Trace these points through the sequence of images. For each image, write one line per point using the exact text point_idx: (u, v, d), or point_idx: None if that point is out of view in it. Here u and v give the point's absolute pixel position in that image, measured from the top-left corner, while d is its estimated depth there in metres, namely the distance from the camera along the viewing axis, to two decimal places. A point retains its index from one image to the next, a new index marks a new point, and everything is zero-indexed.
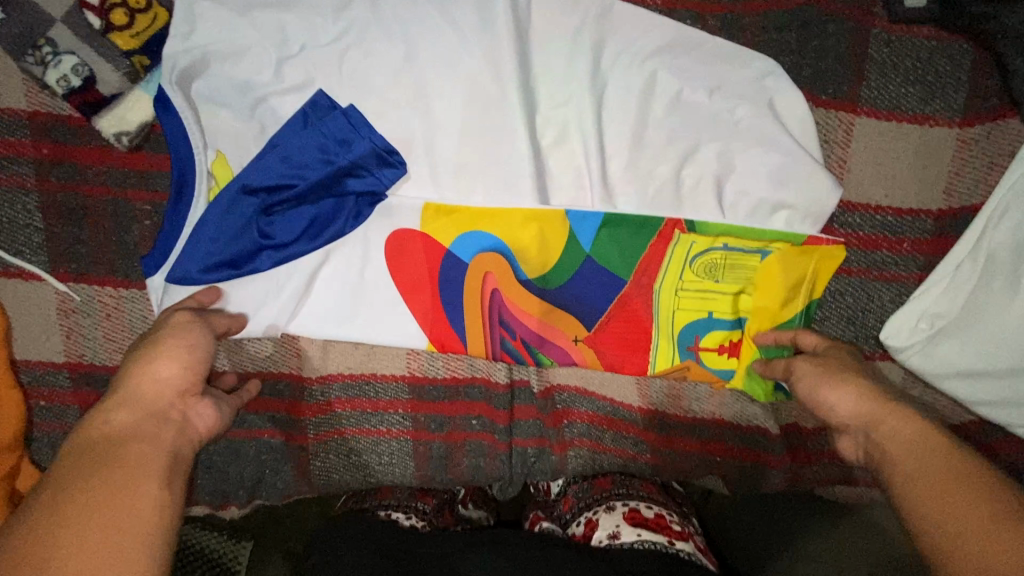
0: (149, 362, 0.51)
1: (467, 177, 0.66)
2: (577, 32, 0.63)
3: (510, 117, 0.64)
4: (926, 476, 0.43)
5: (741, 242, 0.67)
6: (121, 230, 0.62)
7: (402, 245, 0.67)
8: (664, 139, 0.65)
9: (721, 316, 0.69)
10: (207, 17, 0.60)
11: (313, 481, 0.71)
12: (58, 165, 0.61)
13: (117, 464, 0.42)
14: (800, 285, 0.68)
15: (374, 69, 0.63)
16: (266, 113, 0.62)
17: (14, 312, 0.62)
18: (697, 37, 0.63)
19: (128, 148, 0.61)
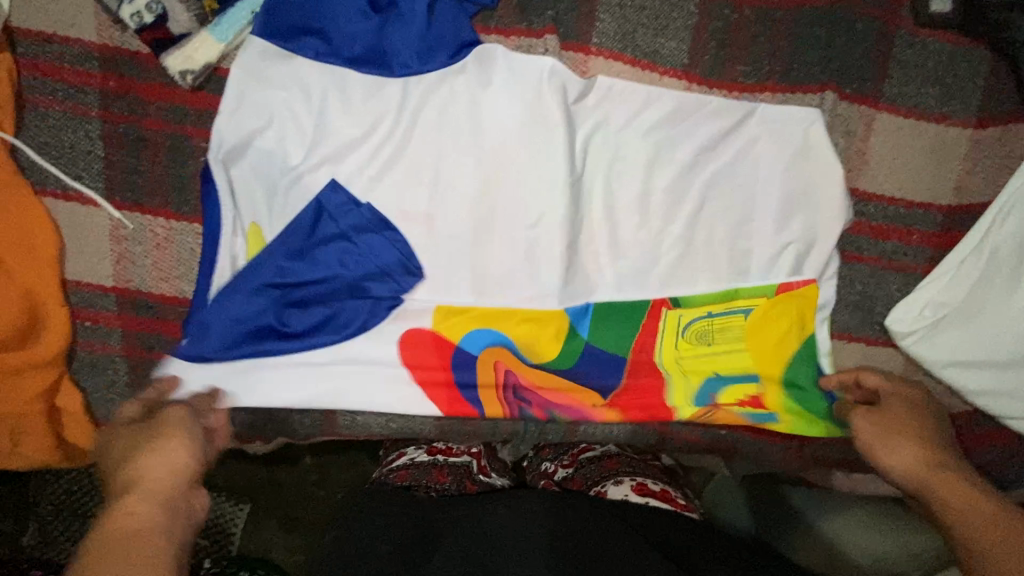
0: (145, 465, 0.51)
1: (505, 151, 0.69)
2: (587, 113, 0.69)
3: (547, 102, 0.67)
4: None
5: (721, 307, 0.74)
6: (176, 165, 0.65)
7: (420, 338, 0.72)
8: (671, 199, 0.72)
9: (726, 373, 0.75)
10: (249, 99, 0.64)
11: (339, 422, 0.74)
12: (124, 97, 0.64)
13: (131, 564, 0.42)
14: (790, 332, 0.74)
15: (409, 128, 0.68)
16: (304, 191, 0.67)
17: (68, 235, 0.65)
18: (701, 97, 0.69)
19: (190, 88, 0.64)
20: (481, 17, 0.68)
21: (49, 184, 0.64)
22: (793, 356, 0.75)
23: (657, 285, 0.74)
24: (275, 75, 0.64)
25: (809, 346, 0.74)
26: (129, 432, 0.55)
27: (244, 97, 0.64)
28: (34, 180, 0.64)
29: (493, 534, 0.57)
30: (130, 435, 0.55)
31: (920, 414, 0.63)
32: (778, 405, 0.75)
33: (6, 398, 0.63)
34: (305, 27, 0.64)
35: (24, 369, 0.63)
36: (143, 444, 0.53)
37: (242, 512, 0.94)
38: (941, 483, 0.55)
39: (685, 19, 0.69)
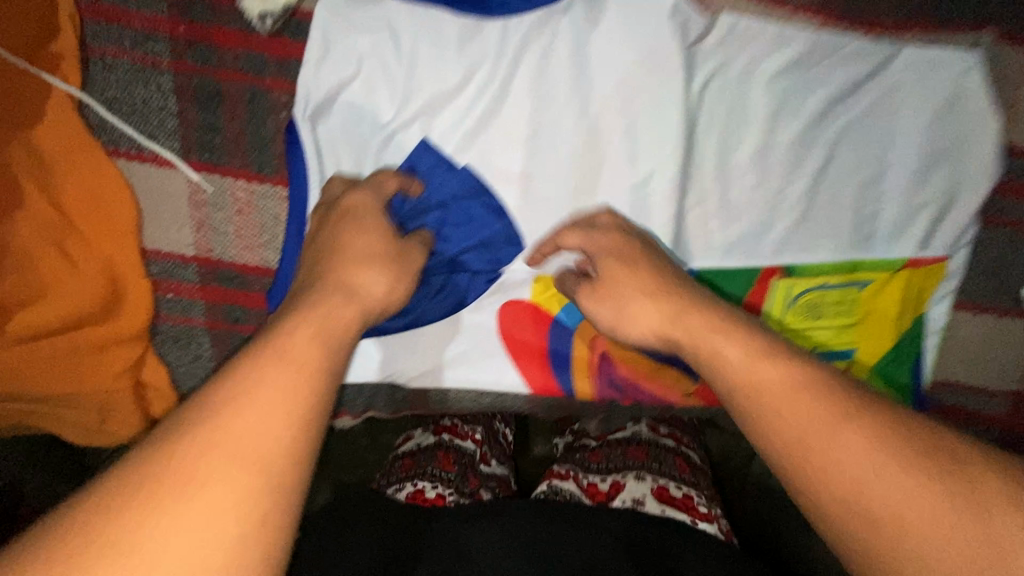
0: (362, 273, 0.50)
1: (614, 103, 0.61)
2: (706, 56, 0.61)
3: (664, 44, 0.59)
4: (807, 409, 0.42)
5: (838, 279, 0.68)
6: (256, 122, 0.59)
7: (513, 316, 0.68)
8: (796, 155, 0.64)
9: (824, 348, 0.70)
10: (334, 46, 0.57)
11: (430, 397, 0.71)
12: (195, 45, 0.57)
13: (281, 382, 0.38)
14: (903, 308, 0.69)
15: (507, 78, 0.60)
16: (397, 150, 0.61)
17: (145, 200, 0.60)
18: (841, 38, 0.60)
19: (269, 33, 0.56)
20: None
21: (120, 144, 0.58)
22: (900, 333, 0.70)
23: (770, 252, 0.67)
24: (361, 15, 0.57)
25: (917, 323, 0.70)
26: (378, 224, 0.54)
27: (331, 43, 0.57)
28: (105, 140, 0.58)
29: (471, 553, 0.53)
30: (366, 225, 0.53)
31: (630, 271, 0.56)
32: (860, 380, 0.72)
33: (92, 376, 0.60)
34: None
35: (108, 344, 0.60)
36: (383, 254, 0.52)
37: None
38: (691, 326, 0.51)
39: None
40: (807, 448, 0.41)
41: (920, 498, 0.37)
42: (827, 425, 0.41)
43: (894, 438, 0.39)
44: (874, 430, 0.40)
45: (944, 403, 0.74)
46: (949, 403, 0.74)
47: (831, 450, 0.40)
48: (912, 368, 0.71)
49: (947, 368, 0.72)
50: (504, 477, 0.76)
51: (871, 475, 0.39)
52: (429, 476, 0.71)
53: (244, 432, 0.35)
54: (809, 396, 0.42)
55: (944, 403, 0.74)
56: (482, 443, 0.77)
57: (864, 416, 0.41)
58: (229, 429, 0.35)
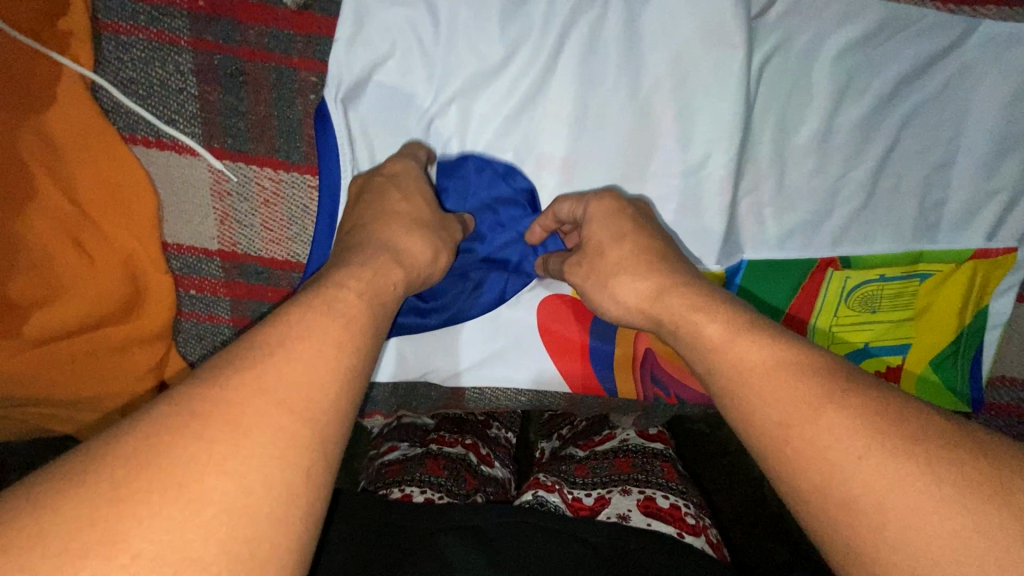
0: (400, 236, 0.48)
1: (668, 83, 0.57)
2: (768, 31, 0.57)
3: (726, 18, 0.55)
4: (783, 388, 0.36)
5: (898, 271, 0.64)
6: (283, 105, 0.55)
7: (552, 313, 0.64)
8: (860, 140, 0.60)
9: (877, 344, 0.67)
10: (369, 22, 0.52)
11: (466, 396, 0.70)
12: (216, 20, 0.52)
13: (330, 328, 0.36)
14: (965, 303, 0.65)
15: (553, 56, 0.56)
16: (437, 137, 0.57)
17: (165, 191, 0.56)
18: (916, 12, 0.56)
19: (296, 7, 0.52)
20: None
21: (138, 130, 0.54)
22: (960, 330, 0.66)
23: (828, 243, 0.64)
24: None
25: (980, 320, 0.66)
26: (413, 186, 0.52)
27: (364, 18, 0.52)
28: (121, 126, 0.54)
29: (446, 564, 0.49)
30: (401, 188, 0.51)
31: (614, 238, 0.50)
32: (911, 380, 0.69)
33: (113, 378, 0.58)
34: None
35: (131, 343, 0.58)
36: (422, 219, 0.50)
37: None
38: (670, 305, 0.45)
39: None
40: (786, 433, 0.35)
41: (901, 490, 0.31)
42: (803, 405, 0.35)
43: (882, 418, 0.33)
44: (857, 408, 0.34)
45: (1001, 400, 0.70)
46: (1006, 400, 0.70)
47: (806, 430, 0.34)
48: (968, 368, 0.68)
49: (1005, 365, 0.69)
50: (502, 480, 0.73)
51: (852, 460, 0.32)
52: (413, 479, 0.66)
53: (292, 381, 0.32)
54: (792, 376, 0.36)
55: (1001, 401, 0.70)
56: (474, 448, 0.73)
57: (844, 396, 0.34)
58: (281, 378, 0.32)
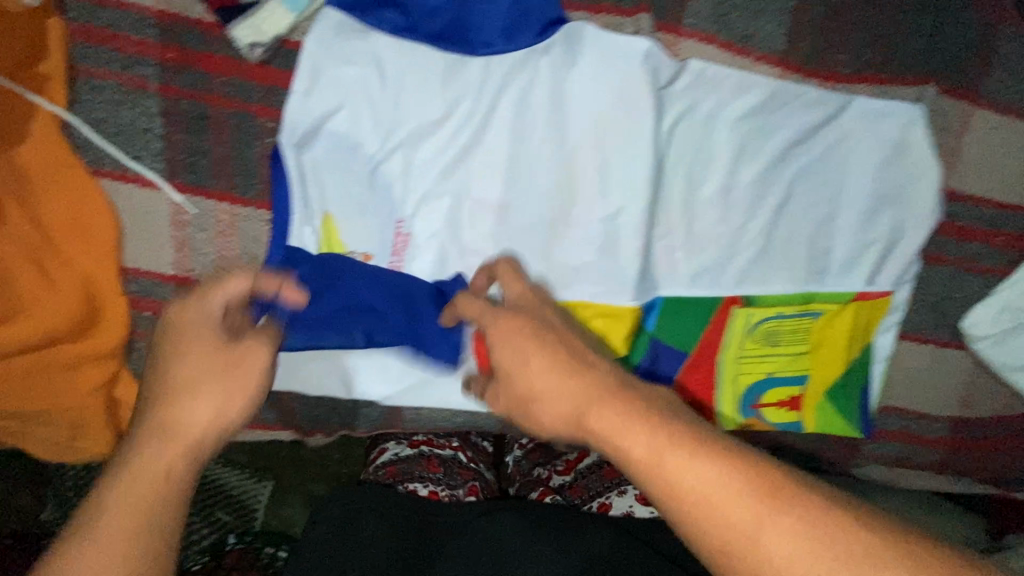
0: (191, 407, 0.48)
1: (589, 142, 0.66)
2: (674, 99, 0.66)
3: (637, 90, 0.64)
4: (734, 498, 0.37)
5: (792, 310, 0.73)
6: (242, 145, 0.61)
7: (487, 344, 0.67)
8: (755, 195, 0.69)
9: (779, 375, 0.75)
10: (323, 78, 0.60)
11: (405, 417, 0.73)
12: (185, 70, 0.59)
13: (128, 501, 0.44)
14: (852, 339, 0.74)
15: (487, 113, 0.64)
16: (382, 180, 0.64)
17: (127, 220, 0.60)
18: (797, 90, 0.66)
19: (257, 61, 0.59)
20: None
21: (103, 164, 0.59)
22: (850, 362, 0.75)
23: (733, 282, 0.72)
24: (351, 49, 0.59)
25: (866, 354, 0.75)
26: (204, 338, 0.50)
27: (318, 74, 0.59)
28: (87, 160, 0.59)
29: (502, 548, 0.57)
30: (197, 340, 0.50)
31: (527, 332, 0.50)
32: (810, 410, 0.77)
33: (68, 393, 0.61)
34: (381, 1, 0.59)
35: (85, 360, 0.61)
36: (214, 375, 0.49)
37: (264, 488, 0.85)
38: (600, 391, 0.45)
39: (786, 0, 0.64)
40: (744, 551, 0.36)
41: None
42: (761, 517, 0.36)
43: (828, 521, 0.36)
44: (815, 514, 0.36)
45: (889, 427, 0.79)
46: (894, 427, 0.79)
47: (760, 539, 0.36)
48: (860, 397, 0.76)
49: (891, 396, 0.77)
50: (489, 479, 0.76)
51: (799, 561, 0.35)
52: (418, 479, 0.71)
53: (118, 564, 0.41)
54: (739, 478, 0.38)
55: (890, 427, 0.79)
56: (463, 449, 0.76)
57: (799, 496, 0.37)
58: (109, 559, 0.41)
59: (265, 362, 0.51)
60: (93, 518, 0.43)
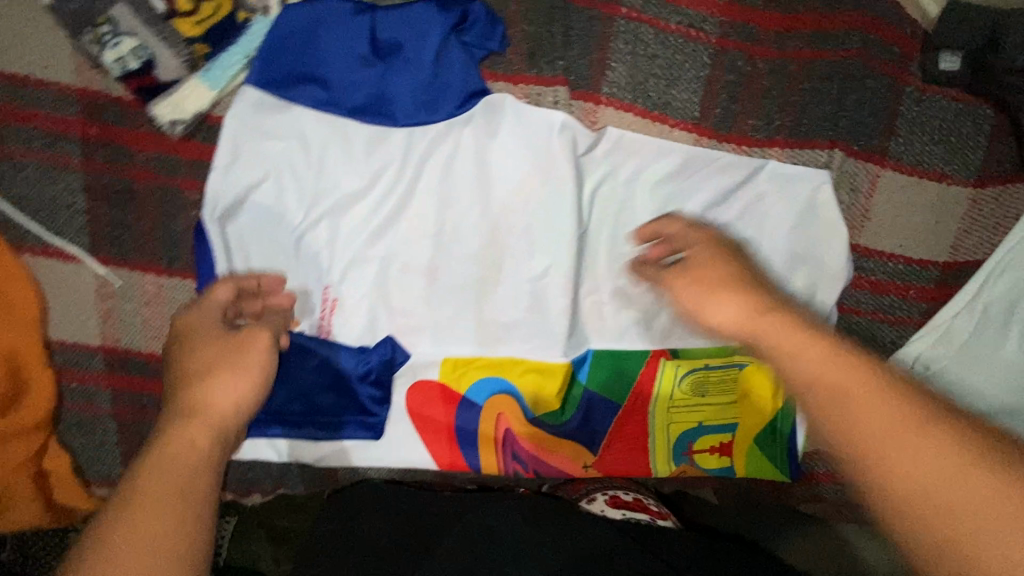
0: (207, 389, 0.47)
1: (512, 207, 0.69)
2: (594, 164, 0.69)
3: (557, 157, 0.68)
4: (879, 416, 0.36)
5: (717, 361, 0.76)
6: (167, 218, 0.62)
7: (420, 398, 0.71)
8: (676, 254, 0.72)
9: (709, 423, 0.77)
10: (246, 152, 0.61)
11: (341, 476, 0.73)
12: (107, 146, 0.60)
13: (150, 501, 0.39)
14: (775, 388, 0.77)
15: (411, 181, 0.66)
16: (306, 250, 0.65)
17: (53, 293, 0.62)
18: (713, 153, 0.69)
19: (180, 136, 0.60)
20: (490, 64, 0.68)
21: (28, 240, 0.60)
22: (776, 411, 0.77)
23: (659, 335, 0.75)
24: (275, 125, 0.62)
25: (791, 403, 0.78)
26: (211, 337, 0.51)
27: (240, 150, 0.61)
28: (14, 236, 0.60)
29: (495, 530, 0.54)
30: (209, 337, 0.51)
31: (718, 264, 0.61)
32: (742, 456, 0.78)
33: None
34: (303, 78, 0.62)
35: (8, 435, 0.61)
36: (227, 362, 0.49)
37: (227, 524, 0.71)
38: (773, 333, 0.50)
39: (698, 71, 0.69)
40: (879, 458, 0.35)
41: None
42: (892, 434, 0.35)
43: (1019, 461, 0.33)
44: (952, 438, 0.34)
45: (818, 470, 0.81)
46: (822, 470, 0.81)
47: (888, 457, 0.35)
48: (789, 443, 0.78)
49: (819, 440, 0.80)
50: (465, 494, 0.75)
51: (940, 488, 0.33)
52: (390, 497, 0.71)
53: (154, 543, 0.38)
54: (881, 395, 0.37)
55: (818, 470, 0.81)
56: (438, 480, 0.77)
57: (942, 426, 0.35)
58: (141, 540, 0.38)
59: (268, 344, 0.52)
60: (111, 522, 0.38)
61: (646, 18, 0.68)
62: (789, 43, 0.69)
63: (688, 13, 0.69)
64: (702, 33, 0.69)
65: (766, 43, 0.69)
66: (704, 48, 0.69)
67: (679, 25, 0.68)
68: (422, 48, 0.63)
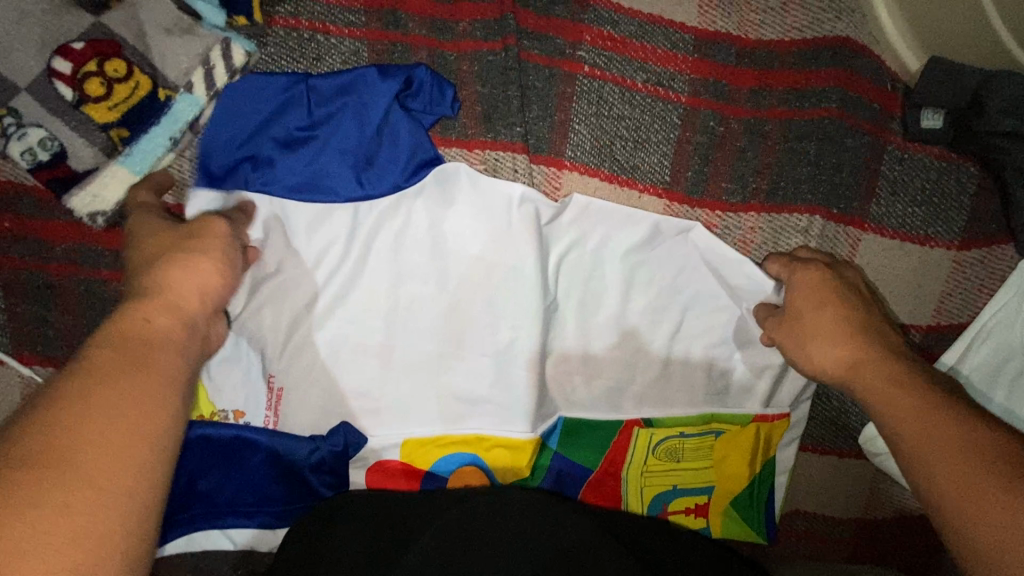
0: (168, 271, 0.47)
1: (470, 281, 0.64)
2: (560, 232, 0.64)
3: (517, 228, 0.63)
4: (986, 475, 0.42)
5: (694, 428, 0.71)
6: (93, 312, 0.57)
7: (378, 477, 0.66)
8: (647, 322, 0.68)
9: (685, 486, 0.74)
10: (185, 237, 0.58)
11: None
12: (23, 241, 0.55)
13: (114, 399, 0.38)
14: (754, 453, 0.73)
15: (360, 258, 0.62)
16: (251, 336, 0.62)
17: None
18: (684, 225, 0.65)
19: (104, 227, 0.55)
20: (442, 129, 0.63)
21: None
22: (754, 473, 0.74)
23: (632, 406, 0.71)
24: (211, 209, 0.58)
25: (769, 465, 0.75)
26: (159, 227, 0.51)
27: None
28: None
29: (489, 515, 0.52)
30: (156, 229, 0.51)
31: (823, 309, 0.58)
32: (719, 517, 0.75)
33: None
34: (238, 157, 0.57)
35: None
36: (176, 245, 0.49)
37: None
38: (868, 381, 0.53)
39: (668, 132, 0.64)
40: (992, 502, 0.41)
41: None
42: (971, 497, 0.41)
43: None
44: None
45: (796, 527, 0.78)
46: (800, 528, 0.78)
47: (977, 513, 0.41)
48: (766, 504, 0.76)
49: (798, 500, 0.78)
50: None
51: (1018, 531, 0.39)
52: None
53: (113, 424, 0.37)
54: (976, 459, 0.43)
55: (796, 527, 0.78)
56: None
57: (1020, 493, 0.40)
58: (99, 421, 0.36)
59: (225, 234, 0.52)
60: (77, 402, 0.37)
61: (610, 75, 0.64)
62: (764, 100, 0.64)
63: (655, 69, 0.64)
64: (671, 91, 0.64)
65: (740, 100, 0.64)
66: (674, 108, 0.64)
67: (647, 83, 0.64)
68: (363, 114, 0.58)
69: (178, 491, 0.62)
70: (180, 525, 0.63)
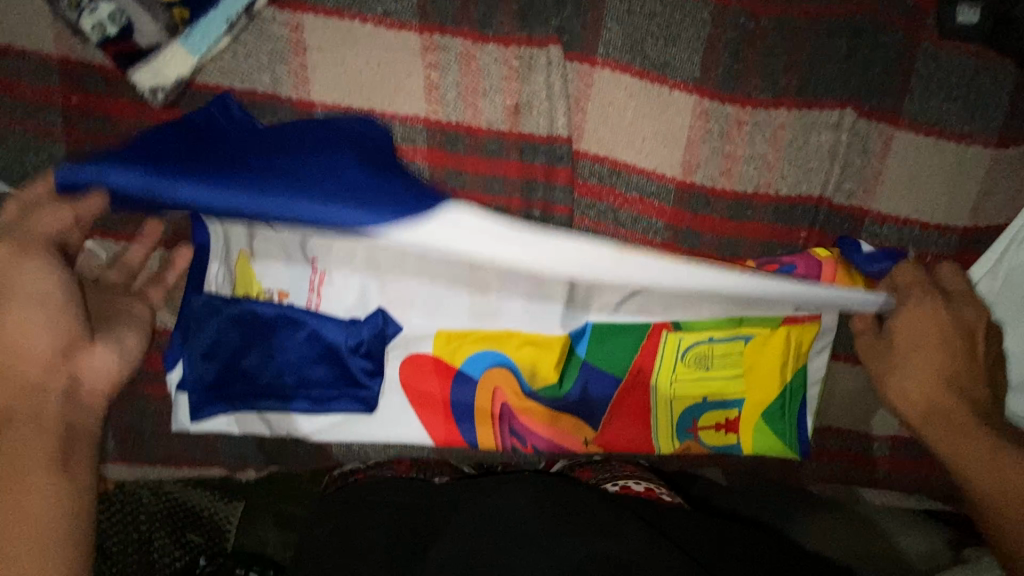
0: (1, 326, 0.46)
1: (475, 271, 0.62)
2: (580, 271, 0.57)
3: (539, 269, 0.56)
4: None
5: (724, 333, 0.71)
6: None
7: (414, 370, 0.70)
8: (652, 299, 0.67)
9: (714, 399, 0.74)
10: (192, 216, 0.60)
11: (334, 452, 0.74)
12: (89, 117, 0.61)
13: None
14: (783, 361, 0.73)
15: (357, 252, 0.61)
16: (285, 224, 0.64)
17: None
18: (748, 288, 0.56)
19: (162, 103, 0.60)
20: (480, 25, 0.63)
21: None
22: (784, 385, 0.74)
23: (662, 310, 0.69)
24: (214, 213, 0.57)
25: (800, 377, 0.74)
26: None
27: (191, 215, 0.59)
28: None
29: (494, 511, 0.53)
30: None
31: (914, 351, 0.59)
32: (748, 432, 0.75)
33: None
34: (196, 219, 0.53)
35: None
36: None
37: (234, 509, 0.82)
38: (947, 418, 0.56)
39: (699, 29, 0.65)
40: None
41: None
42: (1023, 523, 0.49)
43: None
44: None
45: (829, 447, 0.78)
46: (834, 447, 0.78)
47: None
48: (797, 420, 0.75)
49: (830, 416, 0.78)
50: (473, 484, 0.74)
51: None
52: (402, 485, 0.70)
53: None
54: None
55: (829, 447, 0.78)
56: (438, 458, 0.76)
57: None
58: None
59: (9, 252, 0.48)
60: None
61: None
62: None
63: None
64: None
65: None
66: (705, 5, 0.65)
67: None
68: (366, 146, 0.59)
69: (226, 367, 0.66)
70: (225, 404, 0.67)
